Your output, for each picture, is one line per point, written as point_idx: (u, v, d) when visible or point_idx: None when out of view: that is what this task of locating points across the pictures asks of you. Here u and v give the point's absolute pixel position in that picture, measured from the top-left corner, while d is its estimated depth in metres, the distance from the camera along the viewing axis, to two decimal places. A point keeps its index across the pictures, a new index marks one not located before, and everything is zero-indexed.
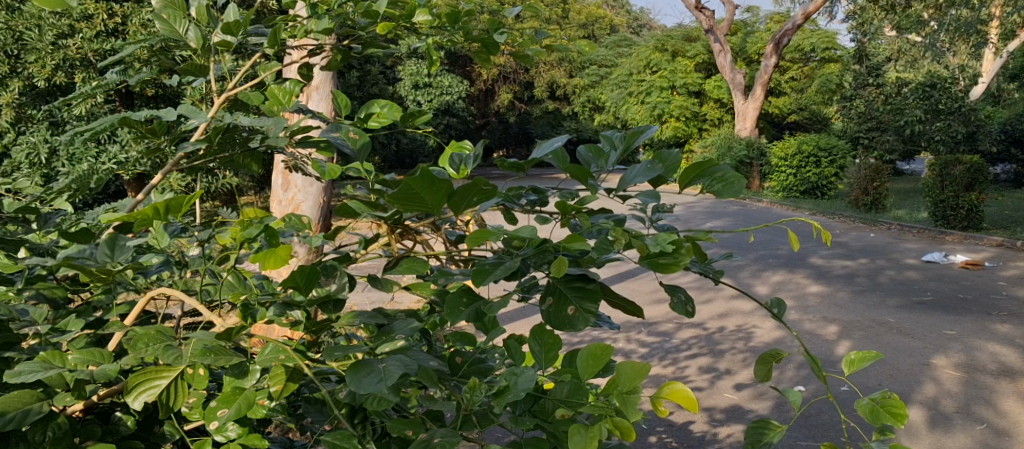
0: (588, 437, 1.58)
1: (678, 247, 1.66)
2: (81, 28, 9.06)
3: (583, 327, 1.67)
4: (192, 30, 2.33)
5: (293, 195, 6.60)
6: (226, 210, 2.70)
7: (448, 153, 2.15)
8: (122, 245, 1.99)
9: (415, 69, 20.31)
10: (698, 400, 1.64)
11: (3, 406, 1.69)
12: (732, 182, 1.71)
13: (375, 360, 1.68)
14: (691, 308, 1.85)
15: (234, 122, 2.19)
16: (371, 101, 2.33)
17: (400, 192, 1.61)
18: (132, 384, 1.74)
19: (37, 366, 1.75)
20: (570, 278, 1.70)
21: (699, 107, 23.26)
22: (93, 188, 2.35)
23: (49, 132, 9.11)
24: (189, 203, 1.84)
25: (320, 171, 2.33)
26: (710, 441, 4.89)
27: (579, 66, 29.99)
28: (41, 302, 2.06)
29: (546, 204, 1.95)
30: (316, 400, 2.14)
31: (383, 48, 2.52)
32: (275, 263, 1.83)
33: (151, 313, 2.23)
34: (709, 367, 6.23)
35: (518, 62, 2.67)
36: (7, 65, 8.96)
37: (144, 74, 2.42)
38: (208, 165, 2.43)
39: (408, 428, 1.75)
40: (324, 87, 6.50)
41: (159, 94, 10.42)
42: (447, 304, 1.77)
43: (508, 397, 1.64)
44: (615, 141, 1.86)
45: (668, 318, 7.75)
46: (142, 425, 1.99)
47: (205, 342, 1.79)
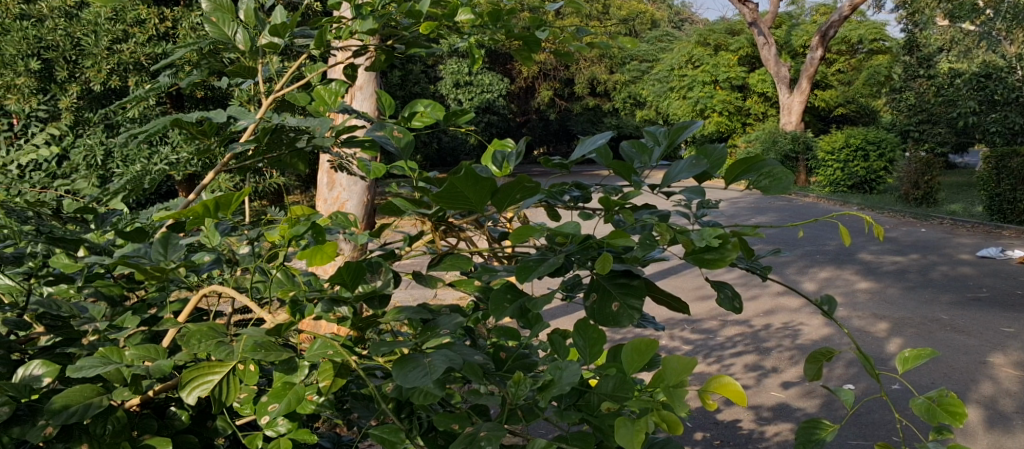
0: (635, 431, 1.57)
1: (724, 241, 1.66)
2: (133, 33, 9.24)
3: (627, 324, 1.68)
4: (239, 32, 2.38)
5: (338, 194, 6.70)
6: (274, 209, 2.74)
7: (490, 151, 2.17)
8: (175, 243, 2.04)
9: (456, 68, 20.33)
10: (746, 395, 1.62)
11: (66, 400, 1.74)
12: (780, 177, 1.71)
13: (420, 355, 1.70)
14: (737, 305, 1.84)
15: (282, 122, 2.23)
16: (415, 101, 2.35)
17: (444, 189, 1.64)
18: (187, 379, 1.79)
19: (97, 361, 1.80)
20: (614, 274, 1.71)
21: (743, 102, 23.07)
22: (147, 189, 2.41)
23: (105, 134, 9.30)
24: (240, 202, 1.88)
25: (365, 171, 2.36)
26: (757, 439, 4.87)
27: (621, 62, 29.88)
28: (100, 299, 2.11)
29: (589, 201, 1.96)
30: (364, 396, 2.20)
31: (425, 47, 2.55)
32: (321, 260, 1.87)
33: (204, 311, 2.28)
34: (755, 365, 6.19)
35: (560, 59, 2.68)
36: (65, 70, 9.13)
37: (195, 77, 2.48)
38: (257, 165, 2.47)
39: (454, 422, 1.76)
40: (369, 87, 6.58)
41: (208, 96, 10.56)
42: (492, 299, 1.79)
43: (552, 392, 1.66)
44: (659, 137, 1.87)
45: (713, 315, 7.72)
46: (196, 419, 2.06)
47: (256, 338, 1.82)
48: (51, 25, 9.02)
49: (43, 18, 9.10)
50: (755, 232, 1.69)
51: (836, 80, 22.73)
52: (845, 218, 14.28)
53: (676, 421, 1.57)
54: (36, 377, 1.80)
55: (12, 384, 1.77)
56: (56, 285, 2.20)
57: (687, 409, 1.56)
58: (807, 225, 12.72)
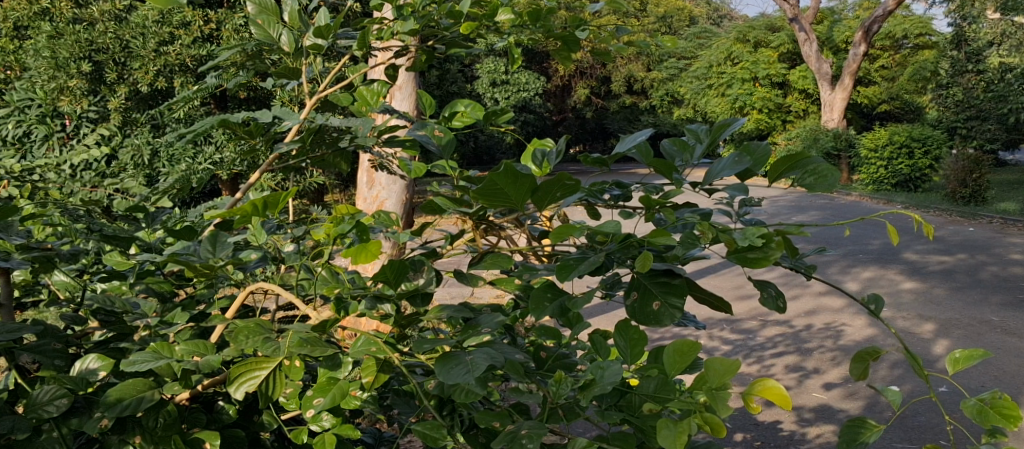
0: (677, 432, 1.57)
1: (767, 241, 1.66)
2: (180, 34, 9.40)
3: (669, 323, 1.69)
4: (284, 34, 2.42)
5: (377, 193, 6.71)
6: (317, 209, 2.79)
7: (530, 150, 2.18)
8: (223, 241, 2.09)
9: (493, 66, 20.19)
10: (791, 397, 1.61)
11: (120, 393, 1.79)
12: (825, 175, 1.71)
13: (462, 352, 1.73)
14: (781, 305, 1.84)
15: (324, 122, 2.27)
16: (455, 100, 2.38)
17: (484, 188, 1.67)
18: (235, 374, 1.83)
19: (149, 356, 1.84)
20: (655, 274, 1.72)
21: (783, 99, 22.79)
22: (195, 187, 2.46)
23: (152, 134, 9.43)
24: (286, 200, 1.91)
25: (406, 170, 2.38)
26: (800, 440, 4.84)
27: (658, 59, 29.70)
28: (151, 296, 2.17)
29: (629, 199, 1.97)
30: (405, 392, 2.25)
31: (466, 47, 2.58)
32: (365, 258, 1.89)
33: (250, 308, 2.33)
34: (796, 366, 6.14)
35: (598, 58, 2.69)
36: (115, 72, 9.33)
37: (240, 78, 2.53)
38: (301, 165, 2.52)
39: (496, 420, 1.78)
40: (408, 87, 6.61)
41: (250, 96, 10.71)
42: (533, 298, 1.81)
43: (594, 391, 1.68)
44: (701, 134, 1.87)
45: (753, 315, 7.68)
46: (242, 414, 2.11)
47: (301, 335, 1.85)
48: (102, 28, 9.26)
49: (94, 22, 9.34)
50: (799, 231, 1.69)
51: (880, 76, 22.41)
52: (893, 217, 14.07)
53: (720, 424, 1.57)
54: (91, 371, 1.85)
55: (69, 377, 1.82)
56: (108, 281, 2.26)
57: (730, 412, 1.56)
58: (852, 224, 12.57)
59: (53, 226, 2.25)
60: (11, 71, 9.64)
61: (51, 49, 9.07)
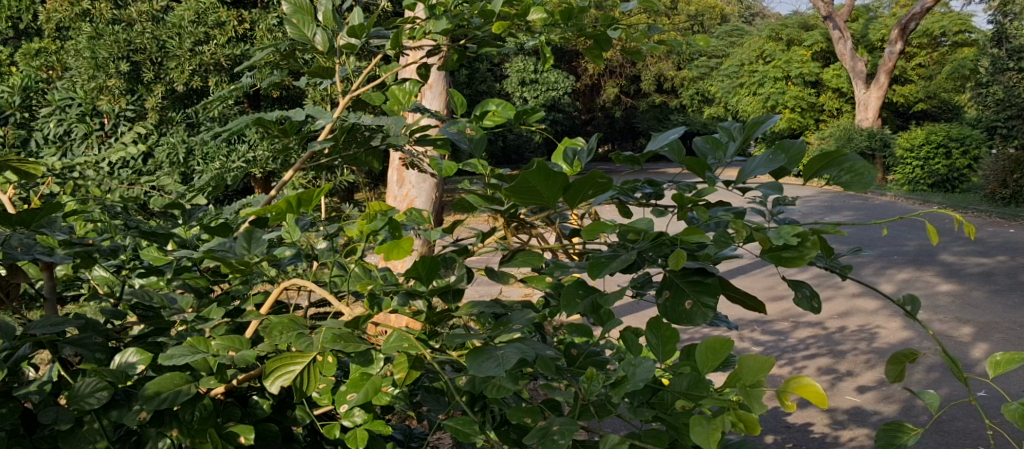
0: (711, 430, 1.57)
1: (803, 239, 1.66)
2: (214, 34, 9.48)
3: (701, 322, 1.69)
4: (319, 33, 2.43)
5: (407, 191, 6.69)
6: (351, 207, 2.81)
7: (561, 148, 2.18)
8: (258, 237, 2.07)
9: (522, 65, 19.85)
10: (827, 396, 1.60)
11: (157, 387, 1.83)
12: (863, 172, 1.70)
13: (493, 347, 1.74)
14: (816, 305, 1.83)
15: (358, 121, 2.30)
16: (486, 100, 2.38)
17: (517, 185, 1.67)
18: (270, 368, 1.85)
19: (186, 350, 1.89)
20: (687, 272, 1.72)
21: (817, 98, 22.54)
22: (230, 185, 2.50)
23: (187, 133, 9.51)
24: (321, 197, 1.94)
25: (438, 169, 2.38)
26: (832, 443, 4.80)
27: (689, 58, 29.54)
28: (188, 292, 2.22)
29: (662, 197, 1.97)
30: (435, 389, 2.26)
31: (498, 46, 2.58)
32: (397, 254, 1.90)
33: (283, 306, 2.36)
34: (829, 368, 6.09)
35: (630, 57, 2.67)
36: (151, 72, 9.42)
37: (275, 77, 2.56)
38: (334, 163, 2.55)
39: (527, 416, 1.80)
40: (439, 85, 6.62)
41: (282, 95, 10.78)
42: (564, 296, 1.81)
43: (626, 388, 1.69)
44: (735, 132, 1.87)
45: (785, 317, 7.62)
46: (276, 408, 2.13)
47: (334, 330, 1.87)
48: (139, 29, 9.38)
49: (132, 23, 9.47)
50: (835, 229, 1.68)
51: (917, 74, 22.13)
52: (933, 216, 13.94)
53: (754, 421, 1.56)
54: (131, 364, 1.89)
55: (109, 370, 1.86)
56: (147, 277, 2.32)
57: (765, 410, 1.56)
58: (890, 223, 12.48)
59: (95, 222, 2.29)
60: (53, 71, 9.83)
61: (91, 50, 9.21)
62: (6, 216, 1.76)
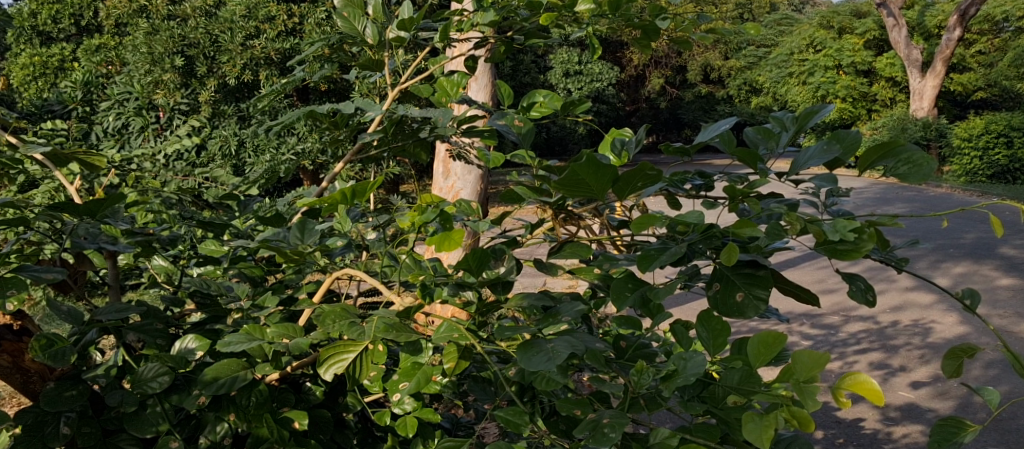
0: (764, 426, 1.58)
1: (859, 233, 1.66)
2: (264, 29, 9.63)
3: (753, 315, 1.69)
4: (368, 27, 2.47)
5: (452, 183, 6.60)
6: (399, 198, 2.84)
7: (608, 139, 2.19)
8: (311, 228, 2.12)
9: (566, 56, 19.46)
10: (882, 392, 1.59)
11: (216, 372, 1.88)
12: (919, 164, 1.69)
13: (543, 340, 1.75)
14: (870, 298, 1.82)
15: (406, 113, 2.33)
16: (534, 91, 2.40)
17: (566, 179, 1.69)
18: (324, 357, 1.89)
19: (242, 337, 1.91)
20: (738, 265, 1.73)
21: (869, 87, 22.12)
22: (284, 177, 2.54)
23: (238, 125, 9.45)
24: (373, 189, 1.96)
25: (485, 159, 2.39)
26: (884, 440, 4.75)
27: (737, 47, 29.19)
28: (243, 281, 2.28)
29: (711, 189, 1.97)
30: (483, 378, 2.28)
31: (544, 37, 2.58)
32: (448, 246, 1.93)
33: (334, 294, 2.40)
34: (881, 363, 6.02)
35: (678, 47, 2.66)
36: (205, 66, 9.57)
37: (326, 70, 2.61)
38: (383, 155, 2.58)
39: (577, 408, 1.81)
40: (484, 77, 6.56)
41: (331, 88, 10.88)
42: (613, 289, 1.83)
43: (677, 381, 1.70)
44: (786, 122, 1.86)
45: (835, 310, 7.54)
46: (328, 396, 2.18)
47: (386, 320, 1.90)
48: (193, 24, 9.57)
49: (187, 18, 9.66)
50: (891, 222, 1.67)
51: (976, 62, 21.66)
52: (995, 207, 13.68)
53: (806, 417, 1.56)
54: (190, 350, 1.93)
55: (170, 355, 1.92)
56: (203, 266, 2.38)
57: (818, 406, 1.56)
58: (950, 215, 12.30)
59: (154, 212, 2.36)
60: (112, 67, 10.03)
61: (147, 45, 9.38)
62: (74, 206, 1.82)
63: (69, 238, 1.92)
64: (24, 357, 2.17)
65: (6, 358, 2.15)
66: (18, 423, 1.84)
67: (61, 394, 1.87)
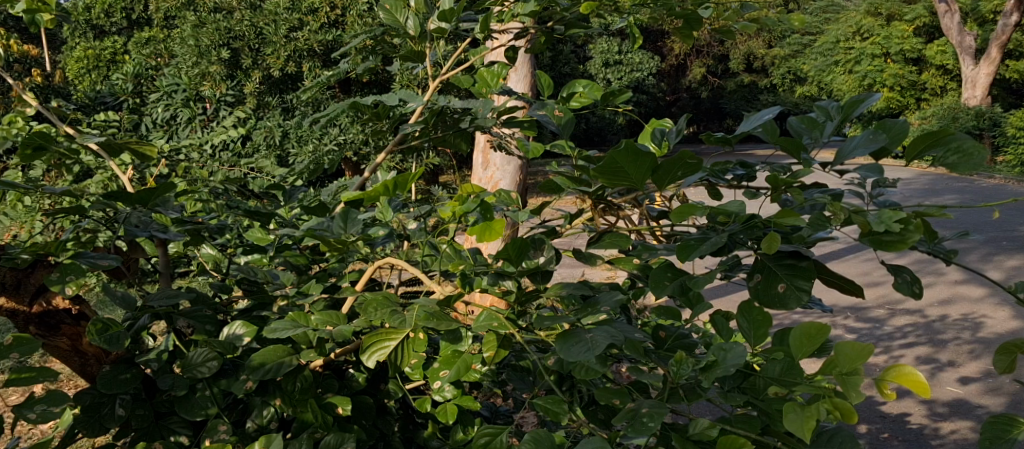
0: (805, 417, 1.58)
1: (905, 224, 1.65)
2: (308, 21, 9.74)
3: (794, 306, 1.70)
4: (410, 18, 2.49)
5: (491, 174, 6.63)
6: (439, 189, 2.87)
7: (649, 130, 2.19)
8: (354, 217, 2.14)
9: (606, 46, 19.30)
10: (928, 384, 1.58)
11: (262, 358, 1.92)
12: (970, 153, 1.68)
13: (582, 330, 1.77)
14: (916, 290, 1.81)
15: (447, 104, 2.36)
16: (574, 81, 2.41)
17: (606, 166, 1.70)
18: (367, 344, 1.92)
19: (288, 324, 1.95)
20: (781, 256, 1.73)
21: (919, 76, 21.71)
22: (328, 168, 2.58)
23: (281, 117, 9.55)
24: (414, 180, 1.99)
25: (524, 150, 2.41)
26: (930, 436, 4.70)
27: (781, 35, 28.79)
28: (288, 269, 2.33)
29: (753, 179, 1.97)
30: (521, 368, 2.31)
31: (585, 27, 2.58)
32: (489, 236, 1.95)
33: (376, 282, 2.44)
34: (929, 358, 5.95)
35: (721, 37, 2.64)
36: (250, 58, 9.70)
37: (371, 63, 2.64)
38: (425, 145, 2.61)
39: (616, 397, 1.83)
40: (524, 68, 6.55)
41: (372, 80, 10.94)
42: (653, 279, 1.84)
43: (717, 373, 1.71)
44: (831, 111, 1.86)
45: (881, 303, 7.45)
46: (371, 382, 2.23)
47: (427, 308, 1.92)
48: (239, 17, 9.69)
49: (232, 11, 9.78)
50: (940, 213, 1.66)
51: None
52: None
53: (850, 409, 1.56)
54: (238, 336, 1.98)
55: (218, 341, 1.96)
56: (250, 254, 2.43)
57: (862, 398, 1.56)
58: (1002, 206, 12.09)
59: (202, 202, 2.42)
60: (161, 59, 10.18)
61: (194, 38, 9.51)
62: (127, 194, 1.87)
63: (123, 225, 1.98)
64: (82, 340, 2.26)
65: (66, 341, 2.24)
66: (77, 404, 1.90)
67: (116, 376, 1.92)
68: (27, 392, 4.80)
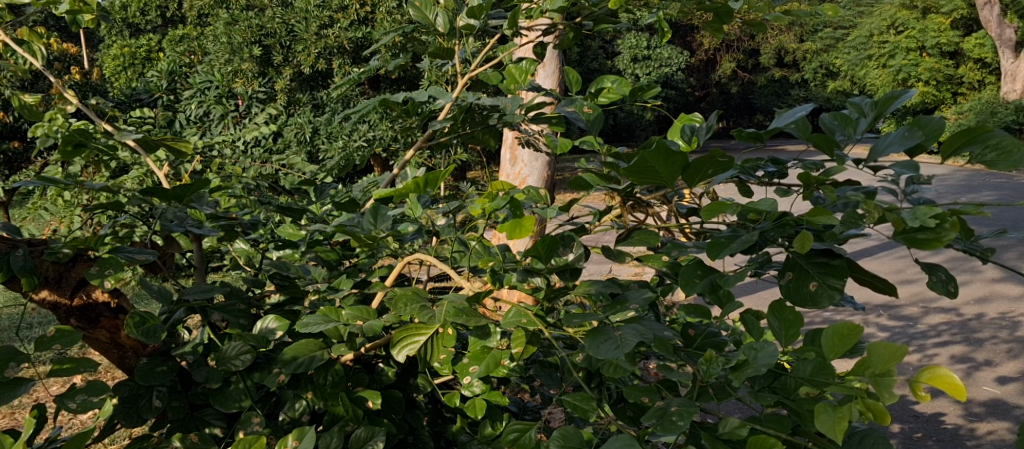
0: (837, 418, 1.58)
1: (941, 222, 1.64)
2: (338, 18, 9.84)
3: (827, 305, 1.70)
4: (440, 16, 2.50)
5: (519, 170, 6.64)
6: (467, 185, 2.88)
7: (678, 126, 2.19)
8: (384, 213, 2.16)
9: (634, 41, 19.21)
10: (964, 386, 1.57)
11: (295, 352, 1.95)
12: (1009, 150, 1.66)
13: (611, 328, 1.78)
14: (951, 289, 1.80)
15: (476, 101, 2.37)
16: (602, 76, 2.40)
17: (636, 163, 1.70)
18: (396, 339, 1.94)
19: (320, 319, 1.97)
20: (813, 254, 1.73)
21: (956, 69, 21.40)
22: (359, 164, 2.60)
23: (312, 113, 9.60)
24: (445, 177, 2.00)
25: (552, 146, 2.41)
26: (966, 436, 4.65)
27: (813, 29, 28.51)
28: (319, 264, 2.35)
29: (785, 176, 1.96)
30: (549, 364, 2.32)
31: (613, 22, 2.58)
32: (519, 233, 1.96)
33: (405, 278, 2.46)
34: (964, 357, 5.89)
35: (752, 29, 2.62)
36: (281, 55, 9.78)
37: (401, 60, 2.66)
38: (453, 141, 2.62)
39: (644, 395, 1.84)
40: (552, 64, 6.56)
41: (401, 77, 10.98)
42: (683, 276, 1.84)
43: (747, 372, 1.71)
44: (865, 108, 1.85)
45: (914, 302, 7.39)
46: (400, 377, 2.26)
47: (456, 304, 1.93)
48: (271, 14, 9.77)
49: (264, 8, 9.86)
50: (976, 211, 1.65)
51: None
52: None
53: (882, 411, 1.55)
54: (271, 330, 2.00)
55: (252, 334, 1.99)
56: (282, 249, 2.46)
57: (895, 399, 1.54)
58: None
59: (236, 197, 2.45)
60: (193, 56, 10.29)
61: (227, 35, 9.60)
62: (163, 190, 1.90)
63: (159, 221, 2.01)
64: (120, 333, 2.30)
65: (105, 334, 2.29)
66: (116, 395, 1.95)
67: (153, 369, 1.96)
68: (67, 382, 4.90)
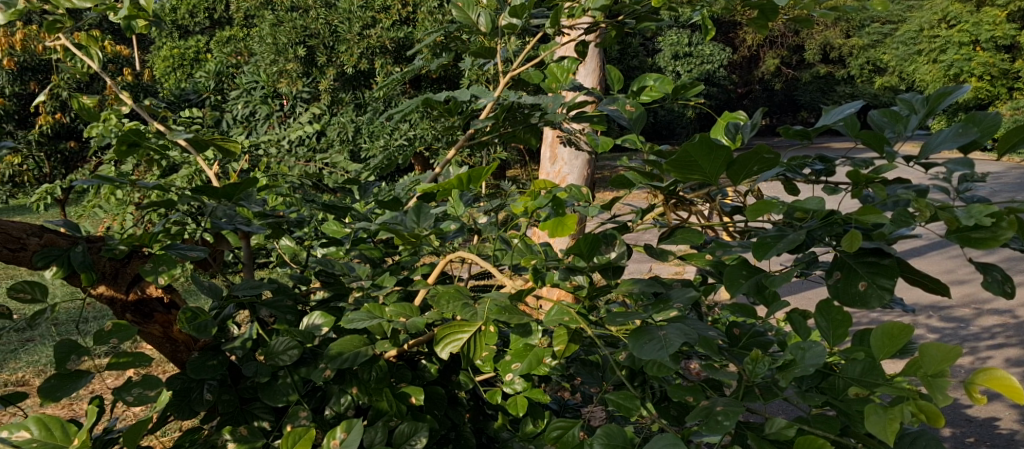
0: (888, 419, 1.56)
1: (997, 221, 1.62)
2: (381, 19, 9.89)
3: (877, 305, 1.68)
4: (482, 15, 2.51)
5: (559, 169, 6.62)
6: (509, 184, 2.89)
7: (722, 123, 2.19)
8: (426, 211, 2.18)
9: (675, 38, 19.03)
10: (1021, 387, 1.55)
11: (340, 347, 1.98)
12: None
13: (655, 327, 1.78)
14: (1007, 289, 1.78)
15: (518, 100, 2.38)
16: (644, 74, 2.40)
17: (679, 160, 1.70)
18: (440, 336, 1.96)
19: (365, 315, 2.00)
20: (863, 253, 1.72)
21: (1011, 64, 20.94)
22: (403, 163, 2.62)
23: (354, 112, 9.68)
24: (489, 174, 2.02)
25: (594, 144, 2.41)
26: (1020, 440, 4.57)
27: (859, 25, 28.10)
28: (363, 261, 2.38)
29: (833, 173, 1.95)
30: (591, 362, 2.33)
31: (656, 20, 2.58)
32: (562, 231, 1.96)
33: (447, 276, 2.48)
34: (1019, 360, 5.78)
35: (798, 25, 2.60)
36: (324, 56, 9.88)
37: (443, 59, 2.68)
38: (494, 140, 2.63)
39: (688, 394, 1.83)
40: (593, 62, 6.54)
41: (442, 76, 11.03)
42: (728, 276, 1.84)
43: (795, 372, 1.70)
44: (915, 105, 1.83)
45: (965, 303, 7.26)
46: (443, 374, 2.28)
47: (499, 302, 1.95)
48: (314, 15, 9.87)
49: (308, 9, 9.95)
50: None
51: None
52: None
53: (936, 412, 1.54)
54: (316, 326, 2.04)
55: (298, 330, 2.03)
56: (327, 246, 2.48)
57: (949, 401, 1.53)
58: None
59: (282, 196, 2.49)
60: (239, 56, 10.42)
61: (272, 36, 9.72)
62: (213, 188, 1.94)
63: (209, 218, 2.05)
64: (172, 328, 2.33)
65: (158, 329, 2.32)
66: (169, 388, 1.98)
67: (204, 363, 1.99)
68: (121, 376, 5.00)
